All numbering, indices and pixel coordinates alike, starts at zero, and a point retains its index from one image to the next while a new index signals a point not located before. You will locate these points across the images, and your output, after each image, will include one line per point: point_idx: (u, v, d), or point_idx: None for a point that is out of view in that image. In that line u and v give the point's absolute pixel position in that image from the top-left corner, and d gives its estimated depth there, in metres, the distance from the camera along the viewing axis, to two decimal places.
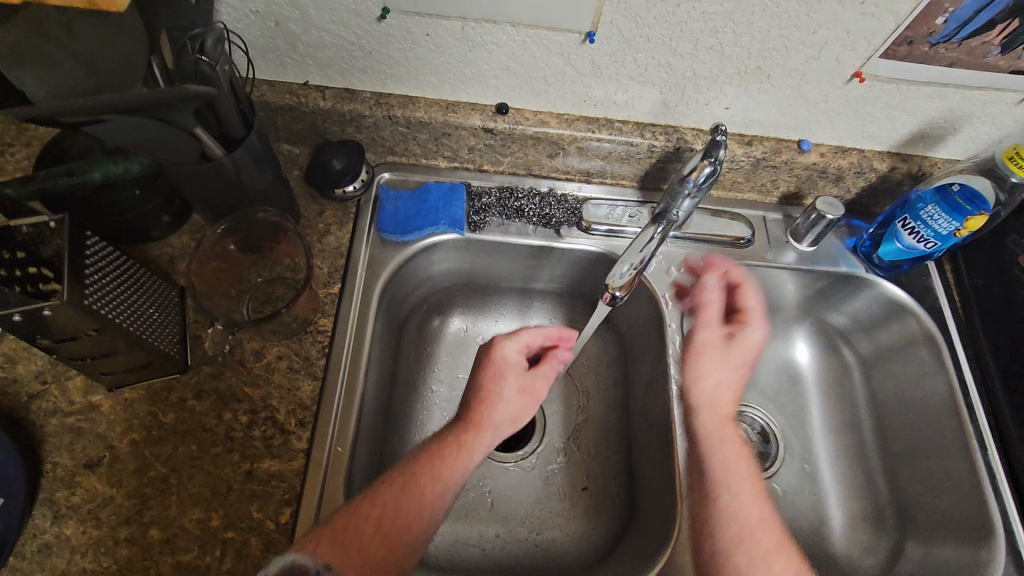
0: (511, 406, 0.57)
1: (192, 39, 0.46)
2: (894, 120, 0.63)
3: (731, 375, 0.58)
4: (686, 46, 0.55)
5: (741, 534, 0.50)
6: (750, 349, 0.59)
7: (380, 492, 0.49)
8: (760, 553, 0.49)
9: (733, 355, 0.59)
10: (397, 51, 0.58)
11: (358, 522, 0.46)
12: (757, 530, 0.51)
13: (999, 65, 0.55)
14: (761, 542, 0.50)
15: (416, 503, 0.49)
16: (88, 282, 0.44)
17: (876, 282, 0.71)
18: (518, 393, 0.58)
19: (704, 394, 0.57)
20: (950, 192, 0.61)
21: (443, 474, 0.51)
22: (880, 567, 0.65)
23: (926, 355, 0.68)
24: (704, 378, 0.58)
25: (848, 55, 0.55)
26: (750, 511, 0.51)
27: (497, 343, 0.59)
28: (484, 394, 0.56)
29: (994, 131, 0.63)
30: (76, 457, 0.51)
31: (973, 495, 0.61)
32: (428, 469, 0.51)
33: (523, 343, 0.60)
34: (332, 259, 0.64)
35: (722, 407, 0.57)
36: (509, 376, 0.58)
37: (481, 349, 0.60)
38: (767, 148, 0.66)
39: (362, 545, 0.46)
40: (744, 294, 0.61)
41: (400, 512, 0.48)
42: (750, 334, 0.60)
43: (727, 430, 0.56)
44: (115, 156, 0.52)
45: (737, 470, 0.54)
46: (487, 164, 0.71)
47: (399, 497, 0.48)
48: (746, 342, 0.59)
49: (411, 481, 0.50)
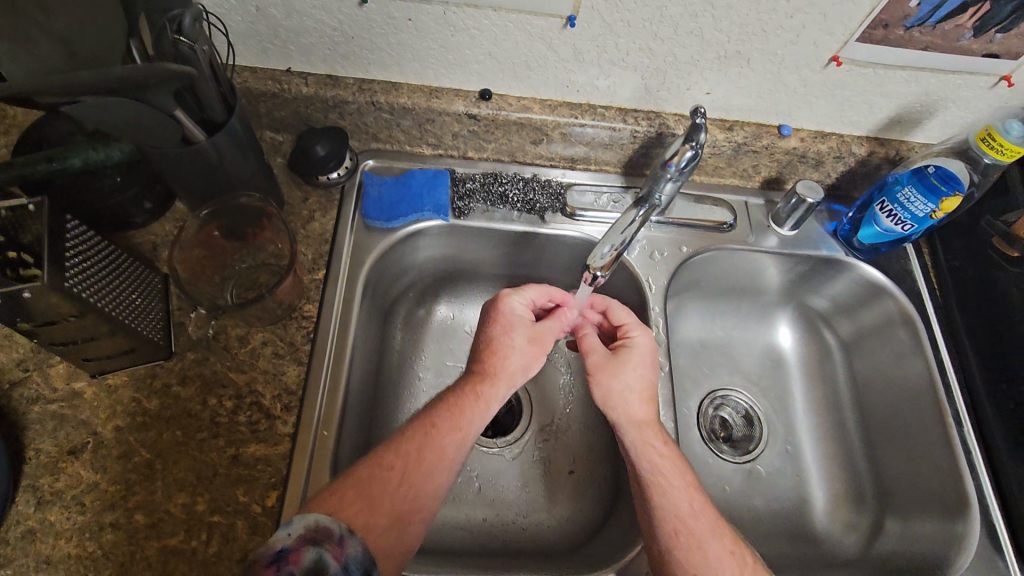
0: (526, 354, 0.57)
1: (170, 21, 0.44)
2: (872, 105, 0.64)
3: (641, 380, 0.58)
4: (666, 30, 0.55)
5: (677, 527, 0.50)
6: (644, 354, 0.59)
7: (403, 443, 0.49)
8: (694, 543, 0.49)
9: (633, 362, 0.58)
10: (380, 37, 0.58)
11: (383, 473, 0.47)
12: (687, 519, 0.50)
13: (973, 48, 0.56)
14: (695, 530, 0.49)
15: (438, 455, 0.50)
16: (67, 266, 0.44)
17: (856, 265, 0.72)
18: (529, 343, 0.58)
19: (617, 409, 0.56)
20: (926, 174, 0.62)
21: (463, 423, 0.52)
22: (860, 543, 0.66)
23: (905, 335, 0.69)
24: (615, 393, 0.57)
25: (826, 39, 0.56)
26: (679, 502, 0.51)
27: (504, 297, 0.59)
28: (495, 346, 0.57)
29: (969, 115, 0.64)
30: (60, 443, 0.51)
31: (950, 473, 0.62)
32: (448, 418, 0.52)
33: (530, 300, 0.61)
34: (317, 245, 0.64)
35: (639, 413, 0.56)
36: (520, 328, 0.58)
37: (488, 303, 0.60)
38: (748, 133, 0.67)
39: (388, 496, 0.46)
40: (613, 313, 0.62)
41: (425, 462, 0.49)
42: (638, 340, 0.60)
43: (646, 431, 0.55)
44: (96, 143, 0.52)
45: (664, 466, 0.53)
46: (471, 151, 0.71)
47: (422, 450, 0.49)
48: (639, 347, 0.59)
49: (431, 433, 0.50)
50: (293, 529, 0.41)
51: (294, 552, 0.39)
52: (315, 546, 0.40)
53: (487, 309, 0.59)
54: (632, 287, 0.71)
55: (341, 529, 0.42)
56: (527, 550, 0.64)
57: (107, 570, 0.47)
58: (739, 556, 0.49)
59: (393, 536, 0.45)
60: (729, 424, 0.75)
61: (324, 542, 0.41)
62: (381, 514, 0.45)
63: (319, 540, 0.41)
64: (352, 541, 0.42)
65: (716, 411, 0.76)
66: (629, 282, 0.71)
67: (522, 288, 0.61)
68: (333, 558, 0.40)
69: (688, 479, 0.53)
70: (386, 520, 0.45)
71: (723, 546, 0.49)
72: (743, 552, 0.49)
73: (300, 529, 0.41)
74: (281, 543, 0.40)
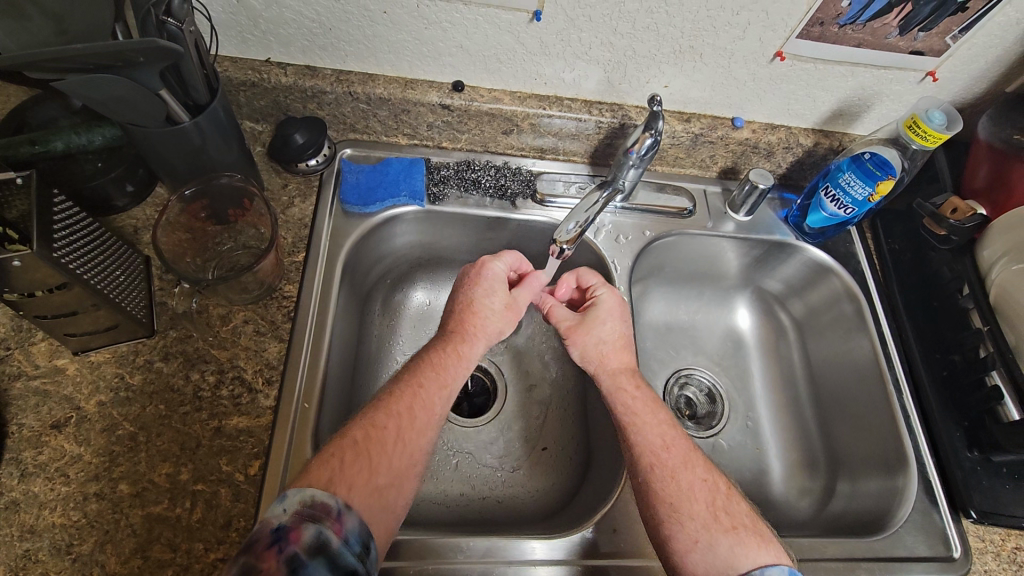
0: (503, 318, 0.62)
1: (155, 4, 0.46)
2: (815, 98, 0.70)
3: (613, 334, 0.63)
4: (625, 26, 0.60)
5: (652, 460, 0.54)
6: (612, 308, 0.63)
7: (394, 404, 0.51)
8: (668, 472, 0.53)
9: (601, 318, 0.63)
10: (356, 29, 0.61)
11: (378, 434, 0.48)
12: (661, 453, 0.54)
13: (899, 45, 0.62)
14: (668, 461, 0.53)
15: (428, 411, 0.52)
16: (56, 239, 0.45)
17: (804, 248, 0.77)
18: (504, 308, 0.62)
19: (592, 361, 0.62)
20: (863, 160, 0.67)
21: (447, 380, 0.55)
22: (814, 506, 0.71)
23: (849, 309, 0.75)
24: (591, 346, 0.63)
25: (770, 35, 0.61)
26: (652, 437, 0.55)
27: (486, 263, 0.63)
28: (477, 306, 0.61)
29: (901, 107, 0.71)
30: (43, 418, 0.53)
31: (892, 435, 0.67)
32: (434, 377, 0.55)
33: (510, 264, 0.64)
34: (297, 229, 0.67)
35: (615, 361, 0.62)
36: (498, 291, 0.62)
37: (468, 267, 0.64)
38: (704, 125, 0.72)
39: (386, 455, 0.48)
40: (581, 275, 0.67)
41: (417, 419, 0.51)
42: (605, 295, 0.64)
43: (619, 377, 0.60)
44: (79, 127, 0.56)
45: (636, 406, 0.58)
46: (446, 141, 0.75)
47: (413, 408, 0.51)
48: (606, 302, 0.64)
49: (421, 393, 0.53)
50: (289, 506, 0.40)
51: (294, 530, 0.39)
52: (315, 522, 0.40)
53: (468, 272, 0.63)
54: (600, 270, 0.75)
55: (338, 505, 0.42)
56: (503, 520, 0.66)
57: (92, 537, 0.48)
58: (711, 483, 0.52)
59: (391, 494, 0.47)
60: (693, 402, 0.79)
61: (323, 518, 0.40)
62: (379, 473, 0.46)
63: (317, 517, 0.40)
64: (350, 516, 0.42)
65: (680, 390, 0.80)
66: (597, 265, 0.75)
67: (501, 253, 0.65)
68: (334, 533, 0.40)
69: (660, 416, 0.57)
70: (385, 478, 0.47)
71: (696, 473, 0.53)
72: (715, 479, 0.53)
73: (296, 506, 0.40)
74: (278, 521, 0.39)
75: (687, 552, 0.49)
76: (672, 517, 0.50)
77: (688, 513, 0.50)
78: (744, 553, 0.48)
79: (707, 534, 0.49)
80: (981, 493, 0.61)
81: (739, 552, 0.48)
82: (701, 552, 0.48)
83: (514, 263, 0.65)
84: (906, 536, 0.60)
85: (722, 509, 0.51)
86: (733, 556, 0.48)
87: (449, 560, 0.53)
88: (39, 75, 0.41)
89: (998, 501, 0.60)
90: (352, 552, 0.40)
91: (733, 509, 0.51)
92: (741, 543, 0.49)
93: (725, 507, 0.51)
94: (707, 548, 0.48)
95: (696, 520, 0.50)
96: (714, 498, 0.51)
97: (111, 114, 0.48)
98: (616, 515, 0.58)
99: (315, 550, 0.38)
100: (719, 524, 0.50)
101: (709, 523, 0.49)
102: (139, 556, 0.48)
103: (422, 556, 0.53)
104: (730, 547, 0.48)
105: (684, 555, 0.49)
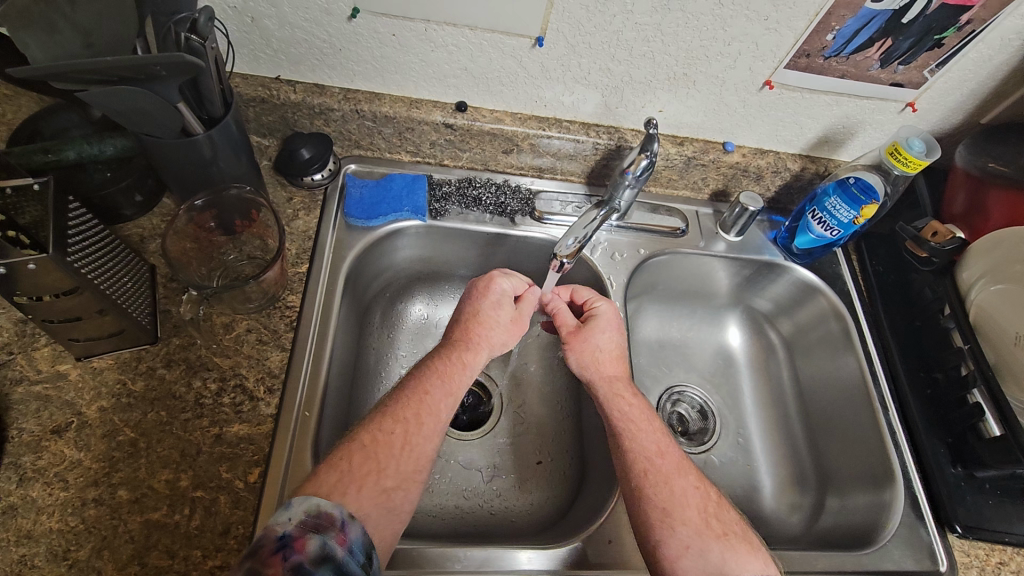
0: (506, 330, 0.63)
1: (177, 23, 0.50)
2: (802, 125, 0.73)
3: (610, 343, 0.65)
4: (623, 53, 0.63)
5: (646, 466, 0.55)
6: (611, 318, 0.66)
7: (401, 411, 0.52)
8: (662, 478, 0.54)
9: (600, 326, 0.65)
10: (365, 50, 0.64)
11: (385, 438, 0.49)
12: (655, 460, 0.55)
13: (880, 77, 0.66)
14: (662, 467, 0.55)
15: (434, 418, 0.53)
16: (70, 243, 0.47)
17: (792, 268, 0.80)
18: (510, 321, 0.64)
19: (591, 368, 0.64)
20: (848, 185, 0.70)
21: (453, 388, 0.56)
22: (803, 522, 0.71)
23: (836, 327, 0.77)
24: (588, 354, 0.64)
25: (759, 65, 0.64)
26: (647, 444, 0.56)
27: (494, 278, 0.65)
28: (483, 317, 0.62)
29: (882, 135, 0.74)
30: (44, 423, 0.53)
31: (878, 450, 0.68)
32: (440, 385, 0.55)
33: (516, 286, 0.66)
34: (301, 241, 0.68)
35: (612, 368, 0.63)
36: (505, 306, 0.64)
37: (478, 280, 0.66)
38: (697, 148, 0.75)
39: (392, 458, 0.49)
40: (578, 292, 0.70)
41: (424, 426, 0.52)
42: (603, 307, 0.67)
43: (618, 383, 0.62)
44: (91, 138, 0.58)
45: (634, 413, 0.59)
46: (448, 159, 0.77)
47: (420, 415, 0.52)
48: (605, 314, 0.66)
49: (427, 399, 0.54)
50: (293, 514, 0.40)
51: (298, 539, 0.39)
52: (319, 533, 0.40)
53: (476, 285, 0.65)
54: (596, 286, 0.77)
55: (342, 516, 0.42)
56: (497, 534, 0.67)
57: (89, 543, 0.48)
58: (703, 490, 0.54)
59: (398, 498, 0.47)
60: (685, 418, 0.80)
61: (327, 529, 0.40)
62: (387, 475, 0.47)
63: (322, 528, 0.40)
64: (354, 527, 0.42)
65: (673, 407, 0.81)
66: (594, 281, 0.77)
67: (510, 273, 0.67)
68: (338, 544, 0.40)
69: (655, 424, 0.59)
70: (393, 480, 0.47)
71: (689, 480, 0.54)
72: (707, 488, 0.54)
73: (301, 515, 0.40)
74: (283, 529, 0.39)
75: (677, 558, 0.49)
76: (664, 523, 0.51)
77: (680, 518, 0.51)
78: (734, 560, 0.49)
79: (698, 540, 0.50)
80: (965, 508, 0.62)
81: (730, 559, 0.49)
82: (693, 558, 0.49)
83: (523, 287, 0.67)
84: (893, 550, 0.61)
85: (714, 515, 0.52)
86: (724, 563, 0.49)
87: (446, 568, 0.54)
88: (68, 87, 0.44)
89: (981, 516, 0.62)
90: (357, 561, 0.40)
91: (724, 517, 0.52)
92: (732, 549, 0.50)
93: (717, 514, 0.52)
94: (699, 554, 0.49)
95: (688, 526, 0.51)
96: (706, 504, 0.53)
97: (128, 125, 0.50)
98: (609, 527, 0.59)
99: (321, 560, 0.38)
100: (710, 530, 0.51)
101: (701, 530, 0.51)
102: (136, 562, 0.48)
103: (419, 567, 0.54)
104: (721, 553, 0.49)
105: (674, 562, 0.49)
